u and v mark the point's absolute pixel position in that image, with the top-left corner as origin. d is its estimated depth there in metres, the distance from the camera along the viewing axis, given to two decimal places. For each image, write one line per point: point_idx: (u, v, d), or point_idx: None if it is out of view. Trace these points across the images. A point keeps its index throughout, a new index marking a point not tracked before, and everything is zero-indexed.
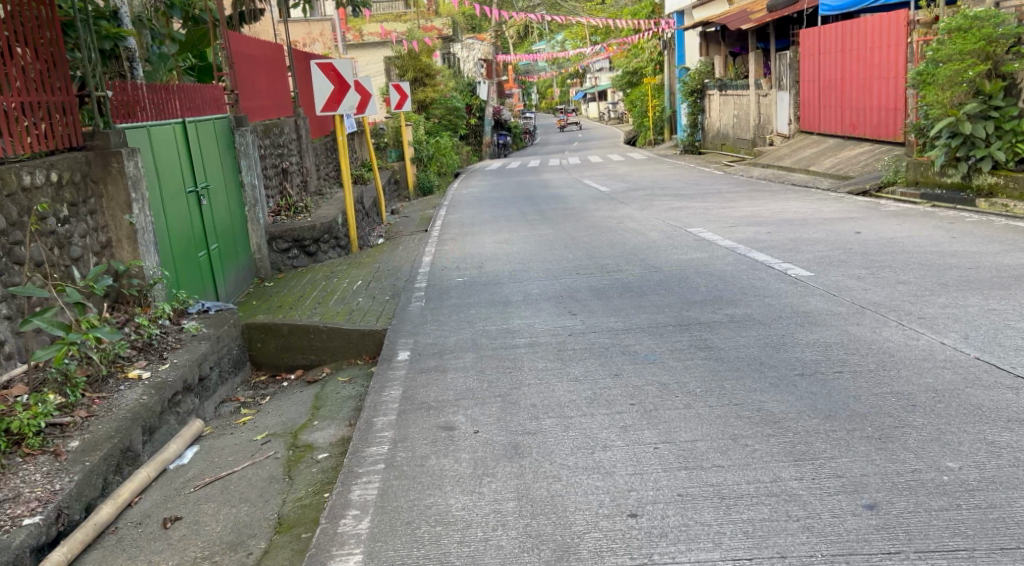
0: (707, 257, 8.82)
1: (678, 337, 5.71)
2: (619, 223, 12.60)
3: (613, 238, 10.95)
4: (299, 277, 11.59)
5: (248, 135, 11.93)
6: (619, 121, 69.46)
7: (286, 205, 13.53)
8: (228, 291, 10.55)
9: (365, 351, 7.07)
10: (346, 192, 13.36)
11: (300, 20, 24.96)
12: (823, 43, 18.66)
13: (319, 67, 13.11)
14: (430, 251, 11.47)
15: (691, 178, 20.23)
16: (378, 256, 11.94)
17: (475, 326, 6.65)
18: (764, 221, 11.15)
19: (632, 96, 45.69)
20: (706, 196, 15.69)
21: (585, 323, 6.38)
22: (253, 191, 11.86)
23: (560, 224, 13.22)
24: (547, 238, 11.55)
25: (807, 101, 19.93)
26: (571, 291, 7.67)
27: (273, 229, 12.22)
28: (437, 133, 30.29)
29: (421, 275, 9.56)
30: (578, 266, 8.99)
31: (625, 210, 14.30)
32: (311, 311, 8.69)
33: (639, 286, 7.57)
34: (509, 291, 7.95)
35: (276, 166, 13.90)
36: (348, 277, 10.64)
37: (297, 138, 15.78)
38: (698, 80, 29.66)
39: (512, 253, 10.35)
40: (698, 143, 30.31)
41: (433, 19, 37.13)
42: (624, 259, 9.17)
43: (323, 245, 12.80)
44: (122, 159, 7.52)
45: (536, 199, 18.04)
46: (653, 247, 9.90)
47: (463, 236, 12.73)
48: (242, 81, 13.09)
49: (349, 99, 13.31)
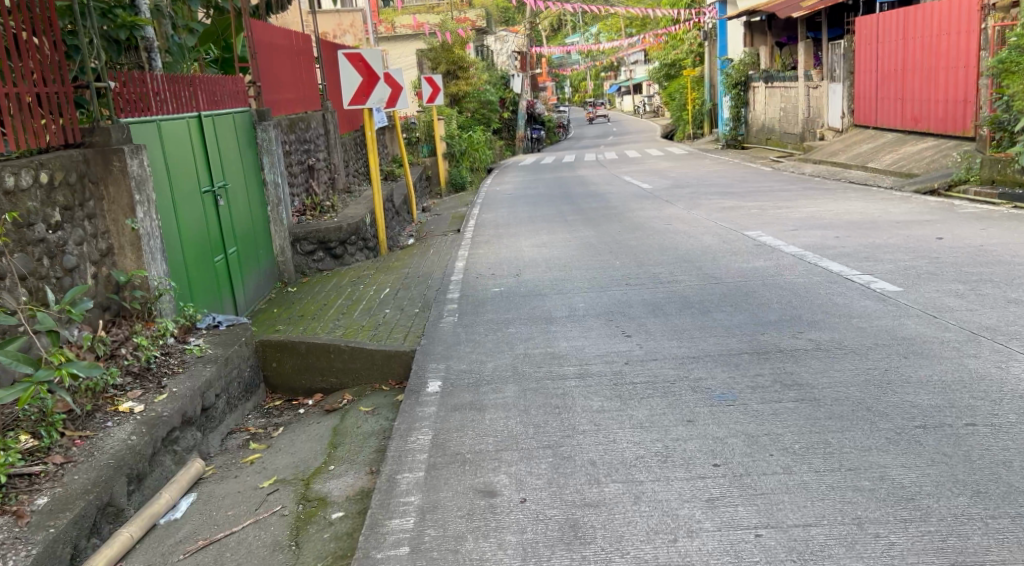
0: (772, 267, 7.94)
1: (757, 369, 4.85)
2: (666, 225, 11.71)
3: (663, 243, 10.06)
4: (323, 283, 10.81)
5: (271, 131, 11.16)
6: (654, 115, 68.39)
7: (311, 204, 12.78)
8: (249, 300, 9.75)
9: (391, 375, 6.19)
10: (376, 190, 12.56)
11: (330, 11, 24.25)
12: (883, 31, 18.29)
13: (348, 57, 12.30)
14: (463, 255, 10.62)
15: (737, 175, 19.26)
16: (408, 261, 11.10)
17: (516, 349, 5.81)
18: (828, 226, 10.23)
19: (669, 90, 44.64)
20: (755, 195, 14.75)
21: (643, 348, 5.53)
22: (276, 190, 11.09)
23: (603, 224, 12.37)
24: (590, 241, 10.69)
25: (863, 93, 19.44)
26: (623, 306, 6.82)
27: (297, 230, 11.45)
28: (470, 127, 29.50)
29: (455, 284, 8.72)
30: (627, 276, 8.13)
31: (671, 210, 13.42)
32: (334, 324, 7.88)
33: (701, 302, 6.70)
34: (553, 305, 7.11)
35: (301, 162, 13.15)
36: (375, 285, 9.82)
37: (325, 133, 15.04)
38: (743, 71, 28.87)
39: (554, 258, 9.52)
40: (741, 138, 29.34)
41: (467, 10, 36.37)
42: (678, 268, 8.30)
43: (350, 247, 12.02)
44: (124, 157, 6.65)
45: (575, 197, 17.18)
46: (708, 255, 9.02)
47: (500, 238, 11.91)
48: (267, 72, 12.34)
49: (378, 92, 12.49)
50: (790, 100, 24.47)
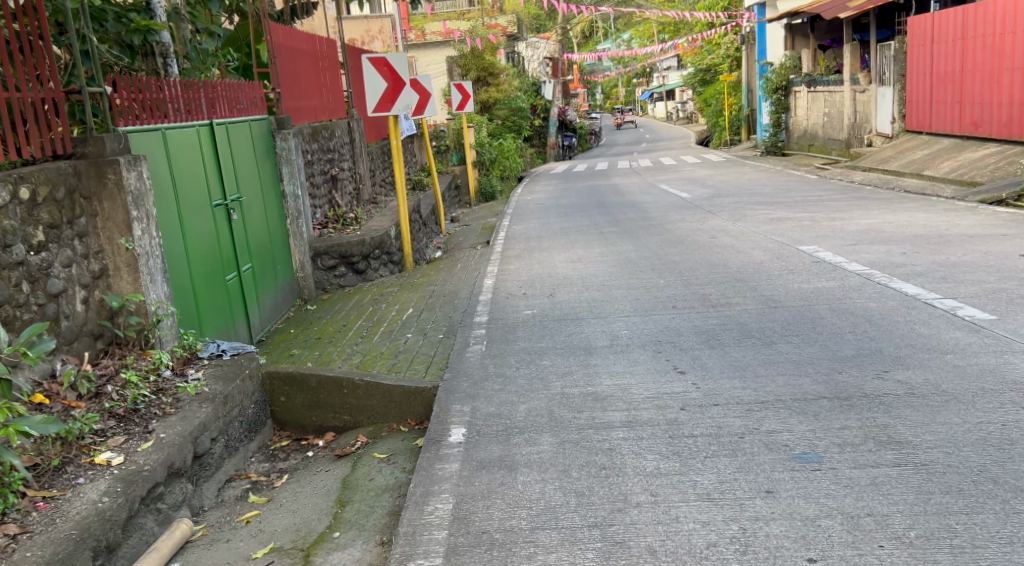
0: (837, 291, 7.18)
1: (843, 422, 4.10)
2: (712, 239, 10.96)
3: (710, 259, 9.29)
4: (344, 300, 10.10)
5: (291, 140, 10.48)
6: (688, 122, 67.35)
7: (333, 217, 12.09)
8: (264, 319, 8.99)
9: (411, 414, 5.41)
10: (401, 201, 11.87)
11: (358, 18, 23.68)
12: (937, 32, 18.29)
13: (371, 62, 11.63)
14: (494, 271, 9.89)
15: (780, 184, 18.41)
16: (435, 277, 10.37)
17: (552, 387, 5.07)
18: (891, 244, 9.45)
19: (704, 95, 43.74)
20: (803, 206, 13.92)
21: (701, 390, 4.78)
22: (296, 202, 10.39)
23: (643, 237, 11.64)
24: (630, 256, 9.96)
25: (915, 96, 19.38)
26: (673, 334, 6.07)
27: (318, 244, 10.76)
28: (501, 135, 28.80)
29: (484, 304, 7.97)
30: (674, 297, 7.37)
31: (714, 222, 12.65)
32: (351, 352, 7.12)
33: (763, 332, 5.93)
34: (593, 332, 6.37)
35: (324, 172, 12.49)
36: (398, 304, 9.09)
37: (349, 142, 14.40)
38: (784, 75, 28.03)
39: (593, 275, 8.80)
40: (782, 144, 28.48)
41: (497, 16, 35.77)
42: (731, 289, 7.56)
43: (373, 261, 11.32)
44: (121, 169, 5.76)
45: (610, 207, 16.45)
46: (762, 274, 8.25)
47: (533, 252, 11.22)
48: (288, 79, 11.69)
49: (404, 97, 11.78)
50: (834, 105, 23.61)
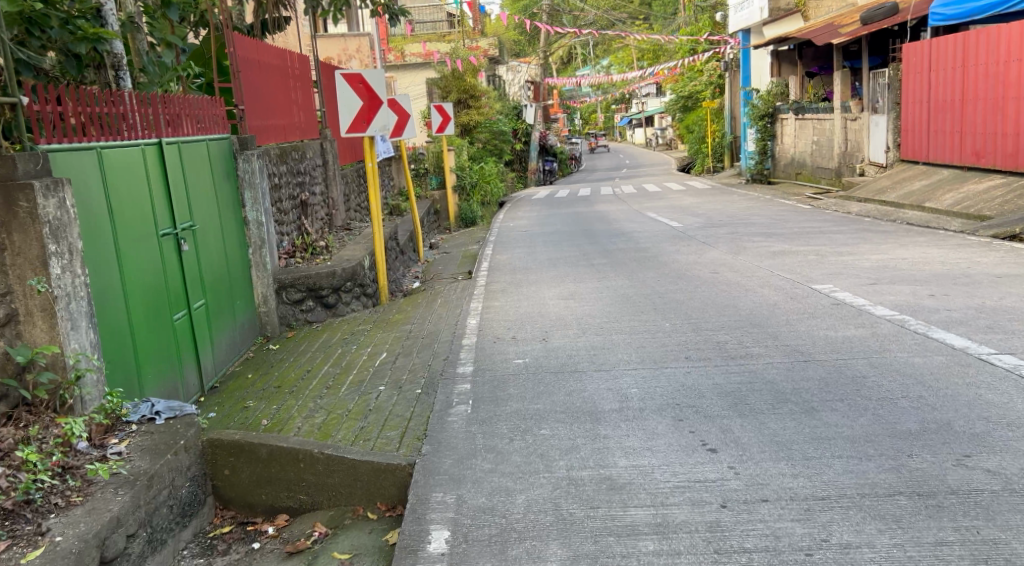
0: (871, 341, 6.35)
1: (936, 535, 3.29)
2: (714, 274, 10.13)
3: (717, 298, 8.44)
4: (311, 339, 9.13)
5: (255, 161, 9.51)
6: (668, 148, 66.94)
7: (302, 245, 11.09)
8: (217, 362, 7.98)
9: (380, 496, 4.45)
10: (377, 229, 10.90)
11: (335, 35, 22.79)
12: (934, 59, 17.66)
13: (346, 79, 10.65)
14: (479, 307, 8.97)
15: (774, 213, 17.69)
16: (413, 313, 9.41)
17: (558, 466, 4.17)
18: (914, 284, 8.66)
19: (686, 121, 43.09)
20: (804, 238, 13.15)
21: (741, 476, 3.91)
22: (260, 230, 9.41)
23: (638, 270, 10.79)
24: (627, 293, 9.10)
25: (911, 125, 18.69)
26: (693, 395, 5.21)
27: (283, 275, 9.75)
28: (480, 158, 27.96)
29: (470, 349, 7.01)
30: (685, 345, 6.52)
31: (712, 255, 11.84)
32: (313, 409, 6.14)
33: (799, 395, 5.08)
34: (597, 389, 5.48)
35: (293, 196, 11.52)
36: (372, 345, 8.13)
37: (321, 164, 13.48)
38: (771, 102, 27.36)
39: (589, 315, 7.92)
40: (768, 172, 27.81)
41: (479, 38, 35.03)
42: (747, 336, 6.71)
43: (345, 294, 10.33)
44: (35, 195, 4.78)
45: (597, 235, 15.63)
46: (778, 318, 7.39)
47: (520, 285, 10.31)
48: (254, 95, 10.72)
49: (382, 117, 10.89)
50: (824, 132, 22.94)
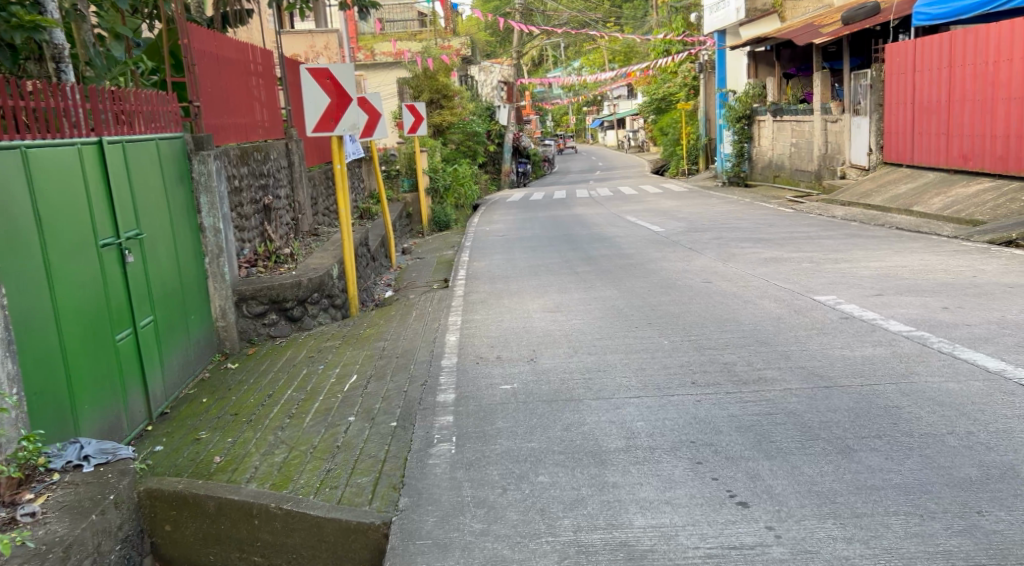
0: (894, 362, 5.74)
1: None
2: (706, 283, 9.54)
3: (714, 312, 7.83)
4: (273, 357, 8.44)
5: (212, 162, 8.80)
6: (640, 150, 66.52)
7: (264, 252, 10.36)
8: (168, 385, 7.27)
9: (347, 560, 3.83)
10: (346, 235, 10.18)
11: (301, 32, 21.99)
12: (918, 58, 17.03)
13: (312, 74, 9.95)
14: (456, 321, 8.28)
15: (757, 217, 17.19)
16: (385, 327, 8.71)
17: (564, 528, 3.56)
18: (923, 294, 8.09)
19: (660, 123, 42.63)
20: (794, 244, 12.62)
21: (786, 544, 3.33)
22: (217, 238, 8.75)
23: (625, 279, 10.16)
24: (617, 305, 8.48)
25: (894, 127, 18.13)
26: (708, 430, 4.60)
27: (243, 286, 9.03)
28: (453, 160, 27.26)
29: (448, 370, 6.37)
30: (689, 369, 5.89)
31: (701, 262, 11.26)
32: (272, 443, 5.47)
33: (829, 431, 4.48)
34: (599, 422, 4.85)
35: (254, 200, 10.80)
36: (340, 364, 7.45)
37: (286, 166, 12.81)
38: (748, 104, 26.88)
39: (578, 332, 7.28)
40: (745, 175, 27.39)
41: (451, 37, 34.28)
42: (756, 357, 6.08)
43: (312, 306, 9.62)
44: None
45: (577, 240, 15.01)
46: (784, 334, 6.77)
47: (499, 296, 9.65)
48: (211, 90, 9.97)
49: (350, 115, 10.14)
50: (803, 135, 22.49)
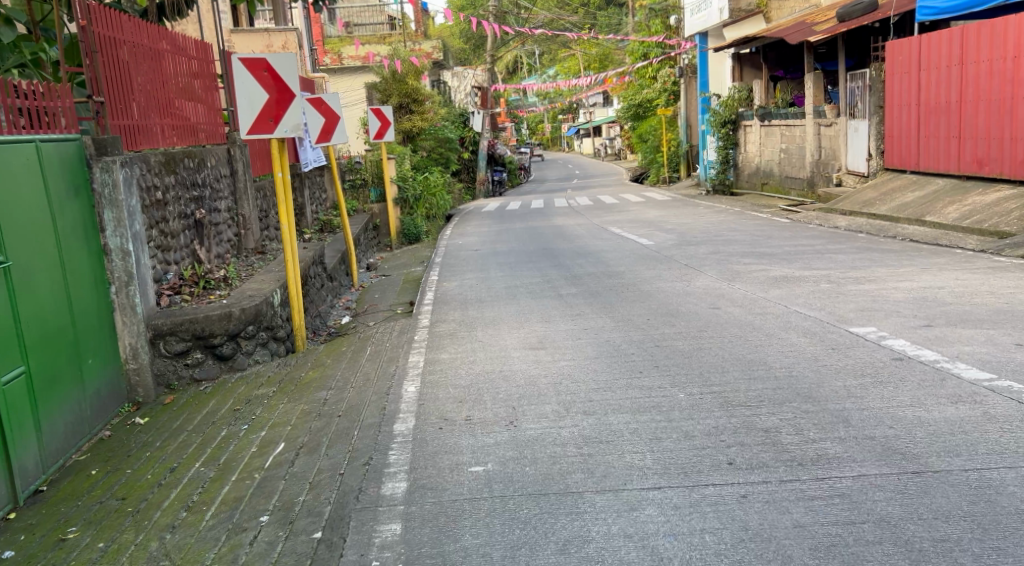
0: (994, 430, 4.30)
1: None
2: (713, 309, 8.14)
3: (732, 351, 6.39)
4: (192, 410, 7.02)
5: (119, 171, 7.42)
6: (618, 158, 65.25)
7: (191, 277, 8.91)
8: (46, 452, 5.90)
9: None
10: (291, 256, 8.76)
11: (259, 31, 20.67)
12: (922, 56, 15.59)
13: (246, 65, 8.42)
14: (416, 363, 6.81)
15: (752, 228, 15.87)
16: (330, 370, 7.27)
17: None
18: (980, 325, 6.69)
19: (638, 129, 41.31)
20: (802, 259, 11.23)
21: None
22: (126, 262, 7.41)
23: (617, 304, 8.73)
24: (612, 341, 7.06)
25: (896, 130, 16.52)
26: (773, 557, 3.22)
27: (159, 320, 7.65)
28: (425, 168, 25.82)
29: (400, 439, 4.92)
30: (721, 440, 4.45)
31: (702, 282, 9.86)
32: (152, 557, 4.04)
33: (953, 561, 3.11)
34: (609, 537, 3.46)
35: (182, 214, 9.38)
36: (263, 423, 6.04)
37: (228, 174, 11.50)
38: (733, 108, 25.51)
39: (568, 382, 5.84)
40: (730, 183, 26.12)
41: (421, 40, 32.79)
42: (805, 420, 4.63)
43: (247, 342, 8.16)
44: None
45: (558, 255, 13.59)
46: (830, 384, 5.31)
47: (471, 327, 8.16)
48: (114, 87, 8.67)
49: (293, 113, 8.70)
50: (794, 140, 21.18)
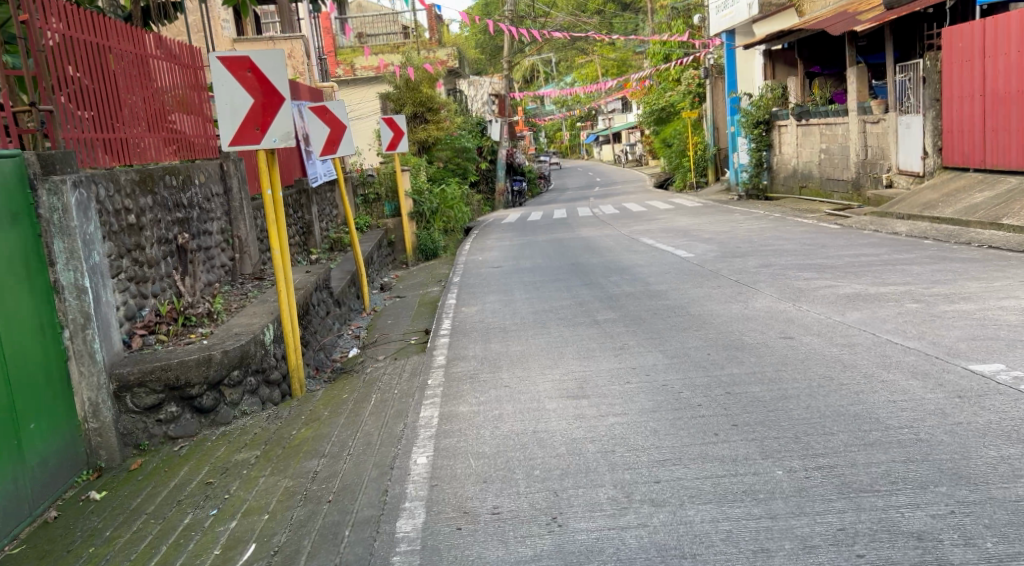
0: None
1: None
2: (786, 339, 6.82)
3: (828, 402, 5.07)
4: (159, 480, 5.73)
5: (72, 193, 6.18)
6: (640, 164, 63.76)
7: (171, 313, 7.65)
8: None
9: None
10: (282, 287, 7.49)
11: (264, 38, 19.61)
12: (986, 43, 14.17)
13: (225, 65, 7.17)
14: (429, 419, 5.57)
15: (800, 236, 14.49)
16: (326, 426, 6.01)
17: None
18: None
19: (662, 134, 39.87)
20: (871, 273, 9.86)
21: None
22: (81, 301, 6.14)
23: (668, 335, 7.41)
24: (669, 385, 5.77)
25: (956, 124, 15.11)
26: None
27: (125, 368, 6.38)
28: (442, 180, 24.59)
29: (406, 551, 3.71)
30: (856, 554, 3.27)
31: (762, 303, 8.53)
32: None
33: None
34: None
35: (161, 239, 8.14)
36: (237, 508, 4.76)
37: (221, 193, 10.29)
38: (767, 108, 24.06)
39: (623, 451, 4.56)
40: (765, 186, 24.72)
41: (436, 48, 31.63)
42: (973, 522, 3.39)
43: (232, 391, 6.90)
44: None
45: (590, 271, 12.30)
46: (981, 456, 4.01)
47: (497, 366, 6.90)
48: (78, 90, 7.36)
49: (281, 119, 7.42)
50: (835, 140, 19.75)
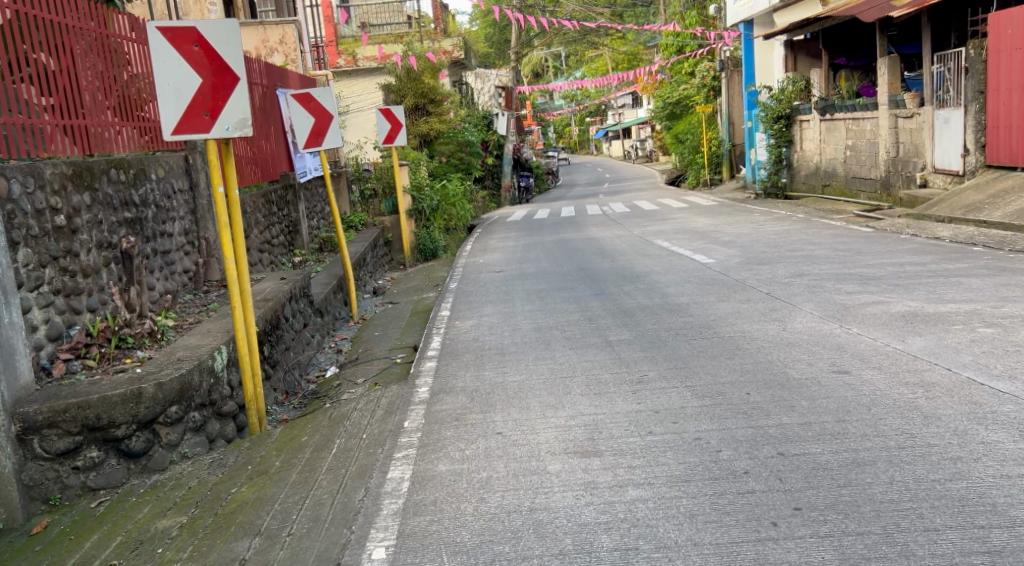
0: None
1: None
2: (840, 373, 5.61)
3: (917, 474, 3.85)
4: (59, 551, 4.53)
5: None
6: (650, 160, 62.46)
7: (108, 333, 6.45)
8: None
9: None
10: (235, 303, 6.26)
11: (254, 22, 18.38)
12: None
13: (167, 38, 5.94)
14: (398, 482, 4.43)
15: (831, 240, 13.25)
16: (272, 483, 4.82)
17: None
18: None
19: (675, 129, 38.56)
20: (922, 287, 8.61)
21: None
22: None
23: (695, 363, 6.22)
24: (700, 439, 4.58)
25: (1002, 118, 13.86)
26: None
27: (30, 406, 5.19)
28: (444, 175, 23.41)
29: None
30: None
31: (803, 323, 7.29)
32: None
33: None
34: None
35: (101, 244, 6.94)
36: None
37: (184, 190, 9.07)
38: (788, 102, 22.56)
39: (651, 550, 3.41)
40: (784, 185, 23.43)
41: (441, 38, 30.42)
42: None
43: (169, 430, 5.69)
44: None
45: (601, 277, 11.10)
46: None
47: (490, 401, 5.73)
48: (19, 70, 6.27)
49: (236, 103, 6.14)
50: (863, 136, 18.47)
